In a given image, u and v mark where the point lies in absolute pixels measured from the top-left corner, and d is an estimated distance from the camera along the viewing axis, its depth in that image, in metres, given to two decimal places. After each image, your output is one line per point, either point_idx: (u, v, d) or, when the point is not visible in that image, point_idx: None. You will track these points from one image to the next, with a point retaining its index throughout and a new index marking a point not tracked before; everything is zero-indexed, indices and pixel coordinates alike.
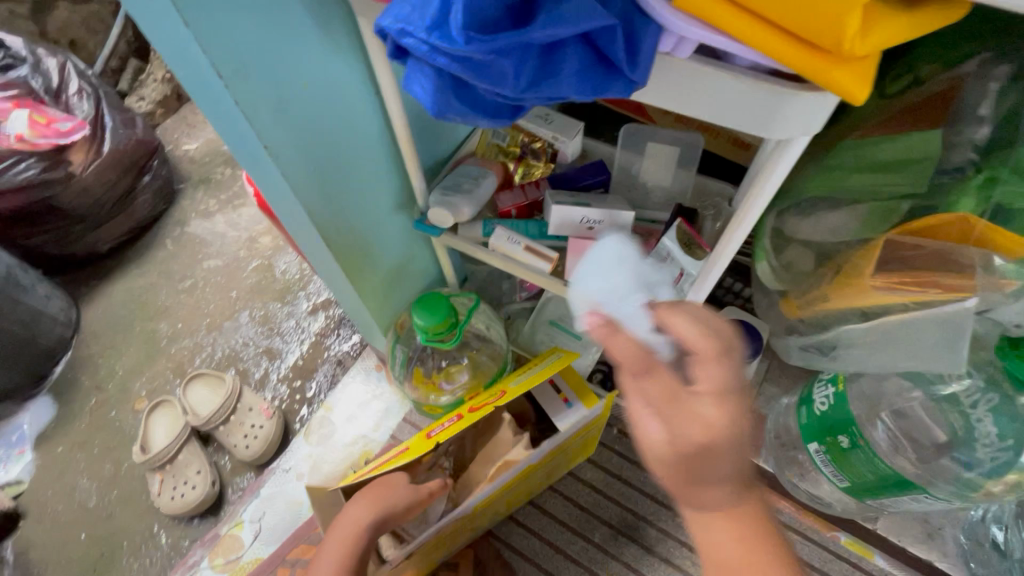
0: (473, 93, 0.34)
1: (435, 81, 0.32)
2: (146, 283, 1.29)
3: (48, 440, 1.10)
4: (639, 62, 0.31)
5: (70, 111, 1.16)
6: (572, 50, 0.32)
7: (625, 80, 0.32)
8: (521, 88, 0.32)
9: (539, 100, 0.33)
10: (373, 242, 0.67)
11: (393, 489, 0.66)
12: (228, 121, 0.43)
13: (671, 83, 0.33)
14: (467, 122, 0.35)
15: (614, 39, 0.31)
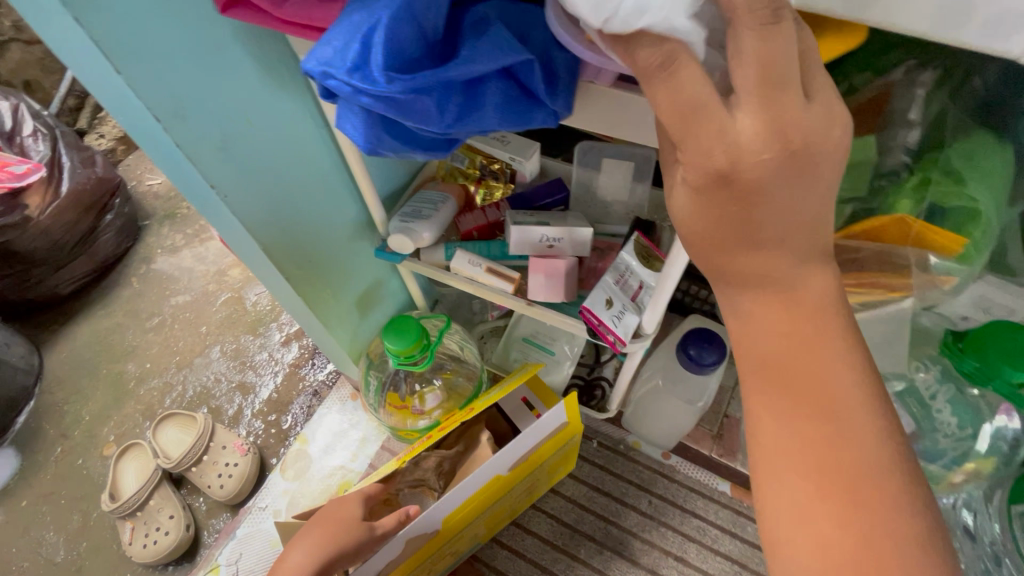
0: (404, 129, 0.34)
1: (364, 119, 0.33)
2: (112, 323, 1.26)
3: (12, 494, 1.06)
4: (558, 92, 0.33)
5: (25, 153, 1.14)
6: (494, 83, 0.32)
7: (547, 111, 0.34)
8: (449, 124, 0.33)
9: (468, 133, 0.34)
10: (336, 272, 0.66)
11: (337, 530, 0.60)
12: (171, 163, 0.43)
13: (600, 109, 0.35)
14: (401, 156, 0.36)
15: (533, 72, 0.32)
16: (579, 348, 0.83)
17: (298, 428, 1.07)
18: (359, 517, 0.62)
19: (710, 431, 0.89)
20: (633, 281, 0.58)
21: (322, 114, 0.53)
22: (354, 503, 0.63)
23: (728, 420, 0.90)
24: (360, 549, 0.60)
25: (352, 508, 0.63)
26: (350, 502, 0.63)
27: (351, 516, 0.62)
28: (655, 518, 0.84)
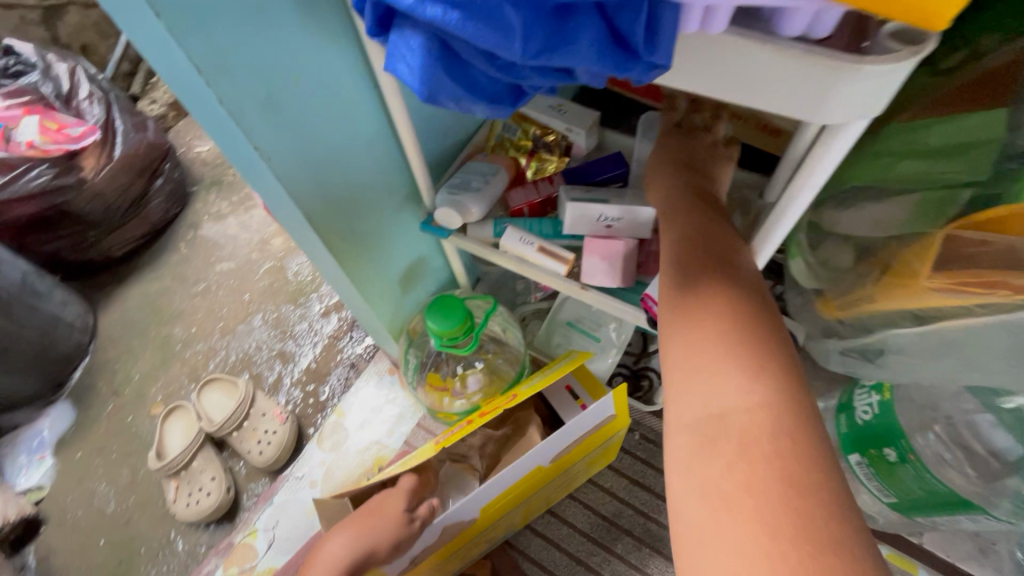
0: (468, 72, 0.29)
1: (424, 50, 0.28)
2: (161, 287, 1.28)
3: (68, 445, 1.10)
4: (660, 42, 0.26)
5: (81, 116, 1.15)
6: (586, 13, 0.25)
7: (645, 64, 0.27)
8: (526, 57, 0.26)
9: (544, 78, 0.29)
10: (383, 243, 0.64)
11: (373, 524, 0.59)
12: (214, 119, 0.40)
13: (701, 63, 0.30)
14: (460, 109, 0.30)
15: (637, 15, 0.25)
16: (626, 336, 0.79)
17: (336, 400, 1.08)
18: (400, 511, 0.61)
19: None
20: None
21: (370, 73, 0.49)
22: (394, 500, 0.62)
23: None
24: (395, 546, 0.58)
25: (394, 503, 0.62)
26: (394, 497, 0.62)
27: (390, 510, 0.61)
28: None
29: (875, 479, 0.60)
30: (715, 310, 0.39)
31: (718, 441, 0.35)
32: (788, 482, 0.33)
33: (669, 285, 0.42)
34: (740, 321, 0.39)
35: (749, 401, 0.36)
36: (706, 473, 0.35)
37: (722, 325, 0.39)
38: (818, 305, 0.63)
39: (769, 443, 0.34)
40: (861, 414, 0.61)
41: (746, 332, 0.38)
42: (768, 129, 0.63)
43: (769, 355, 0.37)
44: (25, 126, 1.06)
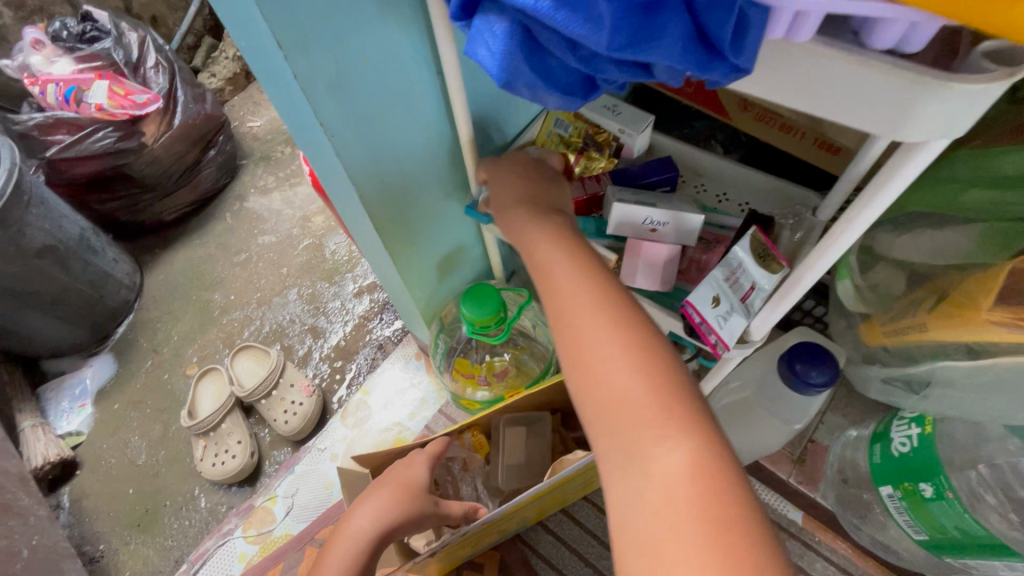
0: (546, 62, 0.29)
1: (507, 37, 0.28)
2: (205, 254, 1.33)
3: (107, 396, 1.15)
4: (745, 46, 0.26)
5: (147, 84, 1.20)
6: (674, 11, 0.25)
7: (727, 66, 0.27)
8: (609, 50, 0.26)
9: (624, 75, 0.29)
10: (427, 229, 0.65)
11: (402, 499, 0.60)
12: (287, 93, 0.42)
13: (779, 73, 0.30)
14: (534, 98, 0.31)
15: (726, 20, 0.25)
16: None
17: (361, 379, 1.10)
18: (423, 481, 0.63)
19: (790, 453, 0.76)
20: (743, 281, 0.51)
21: (435, 60, 0.50)
22: (416, 467, 0.64)
23: (812, 447, 0.77)
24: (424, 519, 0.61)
25: (420, 475, 0.63)
26: (418, 467, 0.64)
27: (416, 484, 0.62)
28: None
29: (908, 514, 0.57)
30: (592, 299, 0.41)
31: (645, 489, 0.34)
32: (702, 491, 0.33)
33: (575, 322, 0.40)
34: (647, 353, 0.38)
35: (621, 339, 0.39)
36: (640, 497, 0.35)
37: (635, 367, 0.37)
38: (863, 330, 0.62)
39: (690, 484, 0.33)
40: (898, 446, 0.59)
41: (643, 353, 0.38)
42: (824, 146, 0.62)
43: (662, 362, 0.38)
44: (96, 90, 1.12)
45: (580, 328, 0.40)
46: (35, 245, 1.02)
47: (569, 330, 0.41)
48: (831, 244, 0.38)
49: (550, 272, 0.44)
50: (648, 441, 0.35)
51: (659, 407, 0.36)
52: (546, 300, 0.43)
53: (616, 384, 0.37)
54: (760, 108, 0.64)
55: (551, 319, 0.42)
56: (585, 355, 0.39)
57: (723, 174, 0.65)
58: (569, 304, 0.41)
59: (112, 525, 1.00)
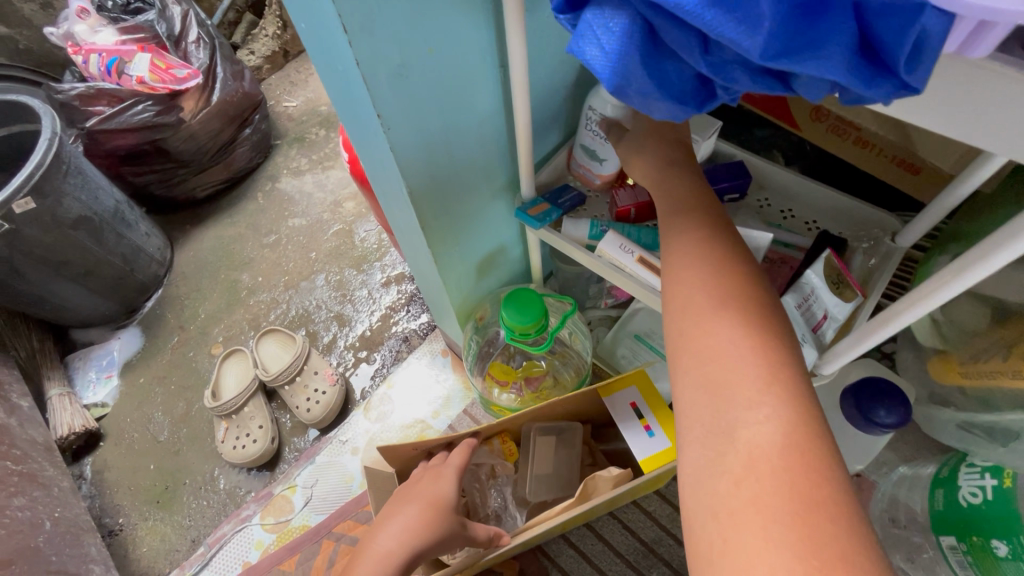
0: (664, 67, 0.27)
1: (626, 36, 0.26)
2: (235, 233, 1.32)
3: (133, 369, 1.16)
4: (921, 63, 0.23)
5: (187, 59, 1.19)
6: (842, 17, 0.23)
7: (895, 83, 0.24)
8: (762, 57, 0.23)
9: (755, 86, 0.26)
10: (471, 227, 0.62)
11: (432, 518, 0.58)
12: (347, 80, 0.39)
13: (949, 94, 0.28)
14: (645, 107, 0.29)
15: (903, 32, 0.23)
16: None
17: (386, 371, 1.08)
18: (452, 497, 0.61)
19: None
20: (815, 309, 0.48)
21: (500, 53, 0.47)
22: (445, 482, 0.62)
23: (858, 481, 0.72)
24: (454, 541, 0.58)
25: (449, 490, 0.61)
26: (446, 481, 0.62)
27: (447, 501, 0.60)
28: None
29: (975, 569, 0.53)
30: (720, 256, 0.37)
31: (724, 453, 0.31)
32: (793, 467, 0.29)
33: (696, 273, 0.37)
34: (762, 319, 0.34)
35: (745, 300, 0.35)
36: (718, 456, 0.31)
37: (753, 330, 0.33)
38: (935, 367, 0.59)
39: (780, 458, 0.29)
40: (966, 495, 0.55)
41: (754, 315, 0.34)
42: (905, 165, 0.58)
43: (770, 329, 0.34)
44: (137, 62, 1.11)
45: (700, 277, 0.36)
46: (71, 215, 1.02)
47: (684, 276, 0.37)
48: (963, 275, 0.35)
49: (672, 222, 0.41)
50: (737, 403, 0.31)
51: (769, 372, 0.32)
52: (665, 245, 0.40)
53: (727, 338, 0.33)
54: (837, 120, 0.59)
55: (665, 265, 0.39)
56: (699, 303, 0.35)
57: (789, 188, 0.61)
58: (693, 254, 0.38)
59: (132, 500, 1.00)
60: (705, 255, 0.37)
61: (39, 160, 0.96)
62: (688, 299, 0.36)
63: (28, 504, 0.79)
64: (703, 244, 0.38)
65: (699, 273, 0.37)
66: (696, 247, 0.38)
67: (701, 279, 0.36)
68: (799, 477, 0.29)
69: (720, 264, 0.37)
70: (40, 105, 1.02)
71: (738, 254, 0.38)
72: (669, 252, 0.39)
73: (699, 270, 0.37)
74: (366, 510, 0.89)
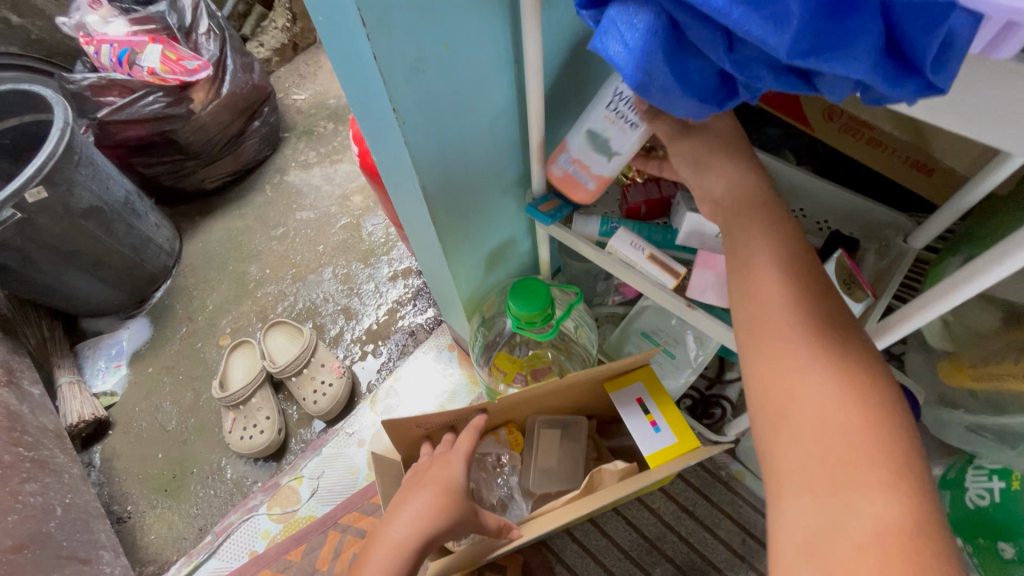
0: (686, 64, 0.27)
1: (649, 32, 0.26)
2: (243, 225, 1.32)
3: (142, 358, 1.17)
4: (948, 63, 0.23)
5: (198, 50, 1.19)
6: (870, 14, 0.23)
7: (921, 83, 0.24)
8: (788, 55, 0.23)
9: (778, 85, 0.26)
10: (481, 223, 0.63)
11: (447, 501, 0.58)
12: (365, 74, 0.40)
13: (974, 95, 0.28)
14: (665, 102, 0.29)
15: (931, 32, 0.23)
16: (706, 358, 0.72)
17: (392, 364, 1.09)
18: (462, 482, 0.62)
19: None
20: None
21: (514, 48, 0.47)
22: (455, 467, 0.63)
23: None
24: (467, 524, 0.59)
25: (459, 474, 0.62)
26: (456, 465, 0.63)
27: (458, 487, 0.61)
28: (744, 559, 0.77)
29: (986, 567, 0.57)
30: (816, 299, 0.34)
31: (842, 526, 0.28)
32: (918, 547, 0.27)
33: (793, 317, 0.34)
34: (870, 376, 0.32)
35: (850, 352, 0.32)
36: (835, 529, 0.28)
37: (863, 389, 0.31)
38: (944, 369, 0.59)
39: (907, 536, 0.27)
40: (974, 497, 0.57)
41: (860, 371, 0.32)
42: (918, 165, 0.57)
43: (870, 385, 0.31)
44: (148, 53, 1.11)
45: (795, 321, 0.33)
46: (82, 205, 1.02)
47: (775, 320, 0.34)
48: (980, 275, 0.35)
49: (751, 250, 0.37)
50: (857, 473, 0.29)
51: (882, 436, 0.30)
52: (750, 276, 0.36)
53: (832, 395, 0.31)
54: (850, 119, 0.59)
55: (751, 301, 0.35)
56: (797, 355, 0.33)
57: (800, 187, 0.61)
58: (784, 291, 0.34)
59: (140, 488, 1.01)
60: (799, 297, 0.34)
61: (51, 150, 0.96)
62: (786, 349, 0.33)
63: (40, 490, 0.80)
64: (796, 283, 0.35)
65: (795, 317, 0.34)
66: (786, 285, 0.35)
67: (797, 325, 0.33)
68: (925, 555, 0.27)
69: (815, 309, 0.34)
70: (52, 95, 1.02)
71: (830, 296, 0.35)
72: (755, 287, 0.35)
73: (796, 313, 0.34)
74: (371, 502, 0.89)
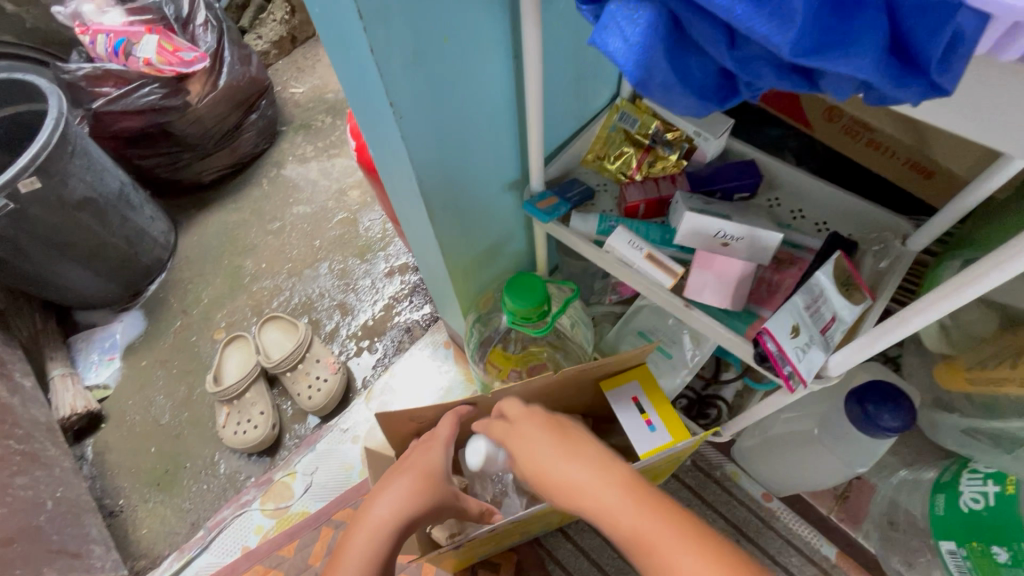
0: (688, 61, 0.27)
1: (650, 26, 0.26)
2: (239, 219, 1.31)
3: (136, 352, 1.16)
4: (954, 64, 0.23)
5: (195, 42, 1.18)
6: (875, 13, 0.23)
7: (926, 85, 0.24)
8: (793, 53, 0.23)
9: (781, 85, 0.26)
10: (479, 218, 0.62)
11: (426, 487, 0.58)
12: (361, 67, 0.39)
13: (980, 96, 0.29)
14: (666, 100, 0.28)
15: (938, 32, 0.23)
16: (702, 357, 0.72)
17: (387, 361, 1.08)
18: (442, 465, 0.60)
19: (832, 489, 0.72)
20: (823, 310, 0.47)
21: (513, 43, 0.47)
22: (436, 451, 0.61)
23: (857, 484, 0.72)
24: (446, 508, 0.59)
25: (439, 459, 0.60)
26: (436, 450, 0.61)
27: (438, 471, 0.59)
28: None
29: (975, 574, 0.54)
30: (599, 468, 0.50)
31: None
32: None
33: (601, 481, 0.48)
34: (656, 499, 0.46)
35: (634, 491, 0.47)
36: None
37: (657, 513, 0.45)
38: (941, 372, 0.58)
39: None
40: (968, 502, 0.55)
41: (654, 500, 0.46)
42: (918, 168, 0.57)
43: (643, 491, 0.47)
44: (144, 43, 1.09)
45: (594, 496, 0.48)
46: (76, 196, 1.01)
47: (591, 492, 0.48)
48: (985, 275, 0.34)
49: (551, 455, 0.52)
50: (682, 570, 0.42)
51: (692, 536, 0.43)
52: (550, 480, 0.52)
53: (649, 526, 0.44)
54: (850, 120, 0.59)
55: (569, 491, 0.50)
56: (612, 519, 0.46)
57: (799, 188, 0.60)
58: (579, 478, 0.50)
59: (133, 481, 1.01)
60: (583, 471, 0.50)
61: (45, 141, 0.95)
62: (602, 511, 0.47)
63: (30, 483, 0.79)
64: (579, 462, 0.51)
65: (592, 479, 0.49)
66: (569, 459, 0.52)
67: (603, 492, 0.48)
68: None
69: (606, 466, 0.50)
70: (47, 84, 1.01)
71: (605, 457, 0.51)
72: (563, 469, 0.51)
73: (592, 481, 0.49)
74: (365, 499, 0.89)
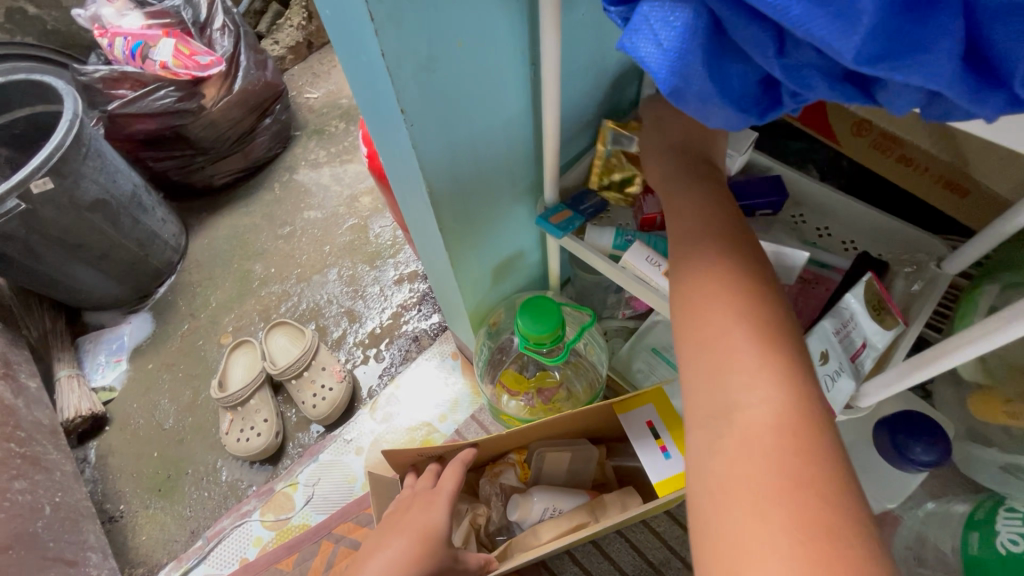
0: (729, 72, 0.25)
1: (690, 32, 0.24)
2: (250, 223, 1.31)
3: (142, 354, 1.15)
4: None
5: (212, 46, 1.18)
6: (950, 17, 0.21)
7: (1005, 96, 0.23)
8: (858, 61, 0.22)
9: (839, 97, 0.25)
10: (489, 230, 0.60)
11: (423, 548, 0.56)
12: (372, 72, 0.37)
13: None
14: (702, 112, 0.27)
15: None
16: None
17: (394, 370, 1.06)
18: (441, 526, 0.58)
19: None
20: (853, 335, 0.46)
21: (531, 50, 0.45)
22: (436, 508, 0.60)
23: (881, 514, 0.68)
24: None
25: (440, 518, 0.59)
26: (438, 507, 0.59)
27: (437, 532, 0.57)
28: None
29: None
30: (730, 269, 0.35)
31: (724, 442, 0.30)
32: (801, 473, 0.28)
33: (711, 272, 0.35)
34: (773, 333, 0.32)
35: (757, 308, 0.33)
36: (720, 444, 0.30)
37: (767, 343, 0.32)
38: (975, 403, 0.55)
39: (778, 459, 0.28)
40: (1005, 541, 0.53)
41: (777, 337, 0.32)
42: (953, 186, 0.54)
43: (794, 350, 0.32)
44: (161, 47, 1.10)
45: (704, 279, 0.35)
46: (88, 197, 1.01)
47: (692, 276, 0.36)
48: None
49: (682, 221, 0.39)
50: (742, 396, 0.30)
51: (787, 383, 0.30)
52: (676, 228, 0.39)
53: (739, 339, 0.32)
54: (881, 134, 0.56)
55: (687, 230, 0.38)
56: (711, 311, 0.34)
57: (826, 205, 0.58)
58: (699, 260, 0.36)
59: (134, 487, 1.00)
60: (706, 256, 0.36)
61: (59, 142, 0.95)
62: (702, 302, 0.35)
63: (29, 487, 0.78)
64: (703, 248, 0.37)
65: (716, 266, 0.35)
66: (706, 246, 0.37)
67: (715, 284, 0.35)
68: (806, 488, 0.27)
69: (744, 276, 0.35)
70: (63, 86, 1.01)
71: (760, 269, 0.36)
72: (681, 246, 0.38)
73: (709, 270, 0.35)
74: (367, 513, 0.87)
